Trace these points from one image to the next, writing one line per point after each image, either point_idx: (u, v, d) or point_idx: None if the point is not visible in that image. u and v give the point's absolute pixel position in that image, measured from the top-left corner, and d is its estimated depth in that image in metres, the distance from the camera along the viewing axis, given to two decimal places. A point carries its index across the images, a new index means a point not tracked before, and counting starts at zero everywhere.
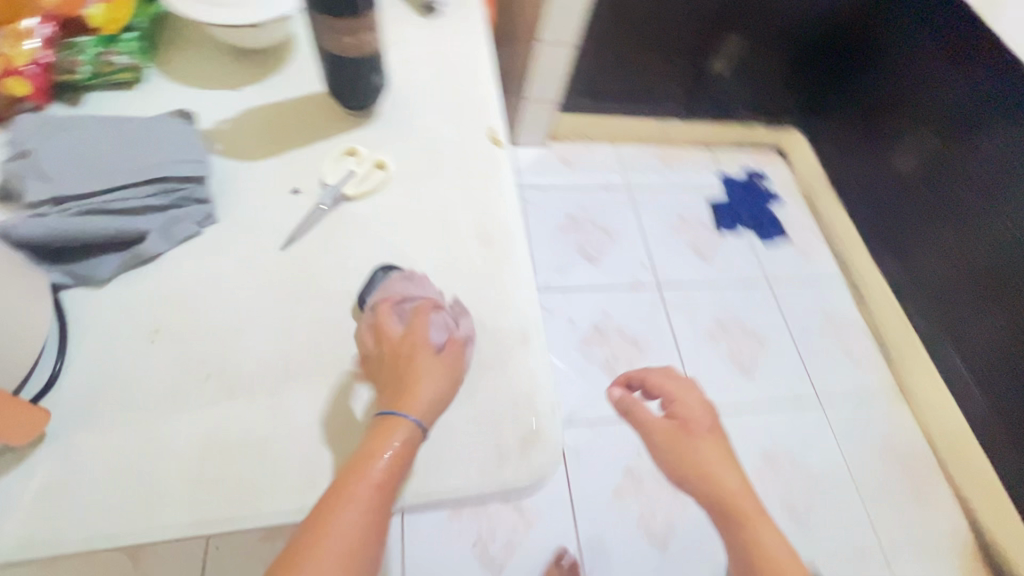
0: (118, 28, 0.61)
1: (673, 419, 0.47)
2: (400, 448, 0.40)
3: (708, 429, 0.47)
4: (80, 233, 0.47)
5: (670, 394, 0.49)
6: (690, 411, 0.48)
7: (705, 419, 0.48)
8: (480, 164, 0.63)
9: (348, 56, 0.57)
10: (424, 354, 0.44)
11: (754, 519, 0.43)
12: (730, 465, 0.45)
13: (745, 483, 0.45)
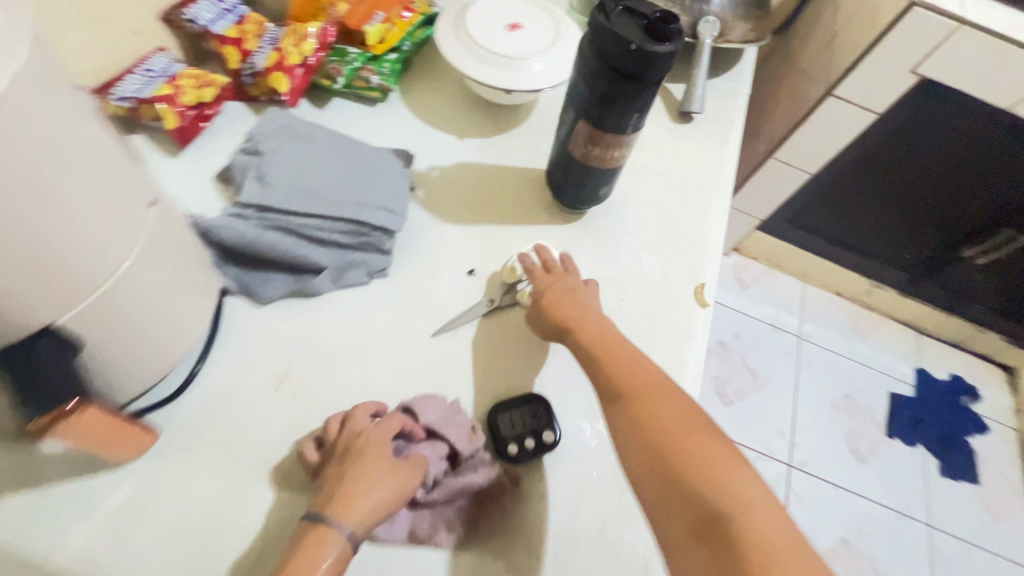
0: (385, 48, 0.61)
1: (544, 297, 0.47)
2: (333, 562, 0.34)
3: (577, 306, 0.46)
4: (263, 249, 0.47)
5: (541, 273, 0.50)
6: (559, 285, 0.49)
7: (579, 295, 0.48)
8: (671, 320, 0.54)
9: (587, 162, 0.50)
10: (377, 455, 0.38)
11: (661, 411, 0.38)
12: (609, 337, 0.44)
13: (651, 383, 0.40)
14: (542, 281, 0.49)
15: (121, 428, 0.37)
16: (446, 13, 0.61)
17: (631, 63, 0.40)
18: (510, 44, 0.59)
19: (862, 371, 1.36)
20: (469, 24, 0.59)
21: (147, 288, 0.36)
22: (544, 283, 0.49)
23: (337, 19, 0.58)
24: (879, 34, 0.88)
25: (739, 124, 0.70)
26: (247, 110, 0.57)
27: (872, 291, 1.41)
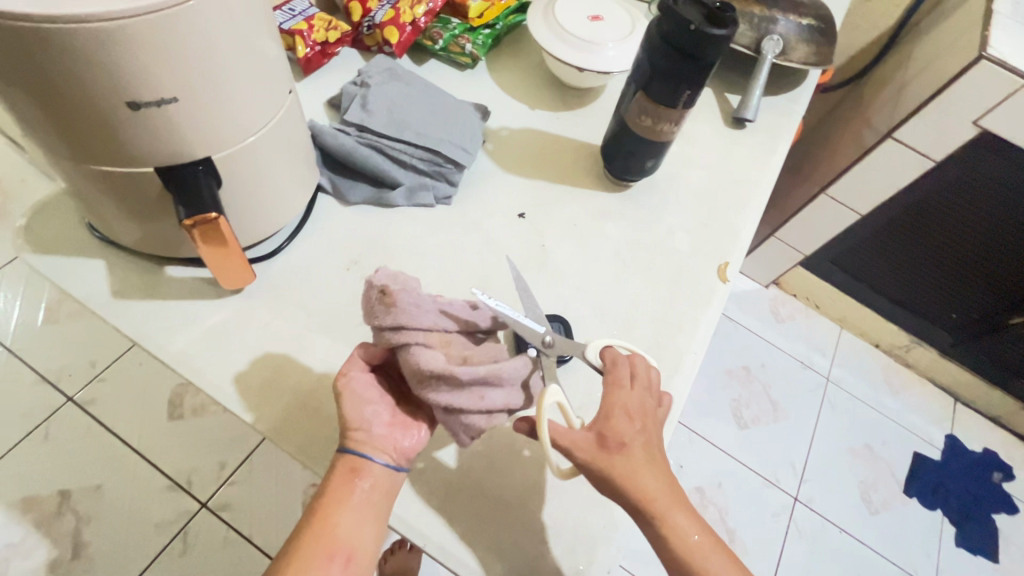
0: (481, 23, 0.70)
1: (621, 454, 0.39)
2: (371, 482, 0.39)
3: (647, 459, 0.40)
4: (355, 158, 0.56)
5: (612, 393, 0.42)
6: (628, 427, 0.40)
7: (651, 431, 0.42)
8: (693, 287, 0.60)
9: (640, 134, 0.57)
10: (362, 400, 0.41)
11: (680, 523, 0.40)
12: (676, 496, 0.41)
13: (672, 508, 0.40)
14: (613, 413, 0.41)
15: (231, 256, 0.44)
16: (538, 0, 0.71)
17: (692, 41, 0.48)
18: (589, 32, 0.67)
19: (889, 425, 1.34)
20: (557, 10, 0.68)
21: (277, 156, 0.46)
22: (618, 417, 0.40)
23: None
24: (943, 83, 0.91)
25: (790, 138, 0.75)
26: (359, 57, 0.68)
27: (910, 348, 1.39)
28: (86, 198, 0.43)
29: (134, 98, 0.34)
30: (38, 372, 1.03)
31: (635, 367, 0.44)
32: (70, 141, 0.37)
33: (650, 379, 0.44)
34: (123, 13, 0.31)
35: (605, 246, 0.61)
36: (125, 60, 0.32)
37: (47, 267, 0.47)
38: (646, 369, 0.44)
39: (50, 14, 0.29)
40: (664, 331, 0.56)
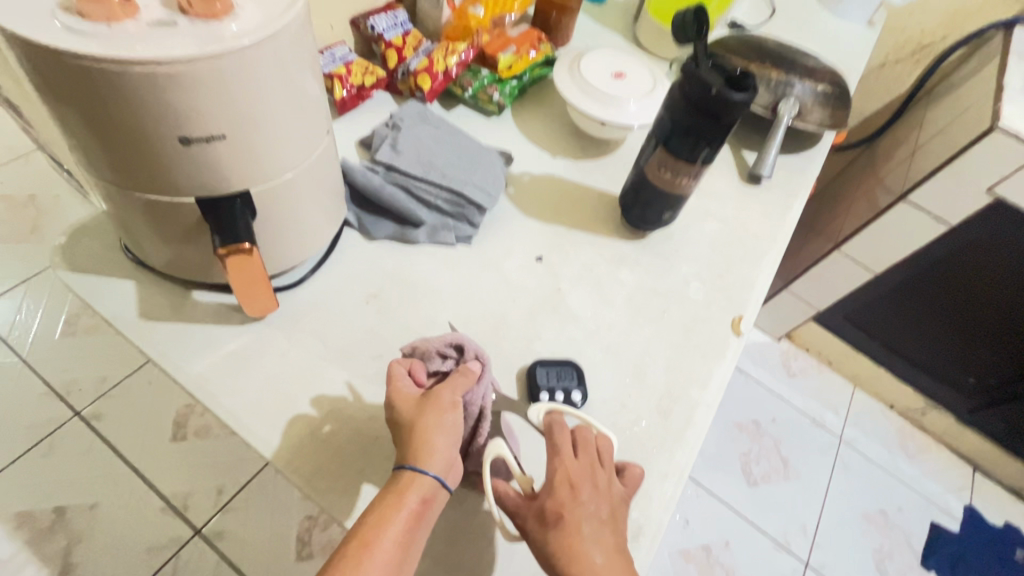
0: (510, 75, 0.74)
1: (559, 526, 0.41)
2: (420, 499, 0.39)
3: (589, 529, 0.41)
4: (381, 196, 0.58)
5: (558, 463, 0.44)
6: (569, 498, 0.42)
7: (597, 503, 0.42)
8: (707, 339, 0.60)
9: (659, 186, 0.59)
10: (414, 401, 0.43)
11: None
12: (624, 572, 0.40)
13: None
14: (556, 485, 0.43)
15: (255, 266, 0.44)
16: (565, 56, 0.74)
17: (714, 104, 0.50)
18: (612, 89, 0.70)
19: (904, 491, 1.29)
20: (581, 66, 0.72)
21: (310, 193, 0.47)
22: (561, 489, 0.42)
23: (479, 46, 0.73)
24: (958, 150, 0.93)
25: (805, 196, 0.77)
26: (392, 100, 0.72)
27: (926, 411, 1.36)
28: (125, 220, 0.45)
29: (185, 133, 0.36)
30: (48, 385, 1.04)
31: (581, 437, 0.46)
32: (118, 167, 0.39)
33: (599, 449, 0.45)
34: (180, 60, 0.33)
35: (620, 292, 0.61)
36: (178, 97, 0.34)
37: (78, 285, 0.49)
38: (595, 443, 0.46)
39: (120, 54, 0.31)
40: (677, 381, 0.56)
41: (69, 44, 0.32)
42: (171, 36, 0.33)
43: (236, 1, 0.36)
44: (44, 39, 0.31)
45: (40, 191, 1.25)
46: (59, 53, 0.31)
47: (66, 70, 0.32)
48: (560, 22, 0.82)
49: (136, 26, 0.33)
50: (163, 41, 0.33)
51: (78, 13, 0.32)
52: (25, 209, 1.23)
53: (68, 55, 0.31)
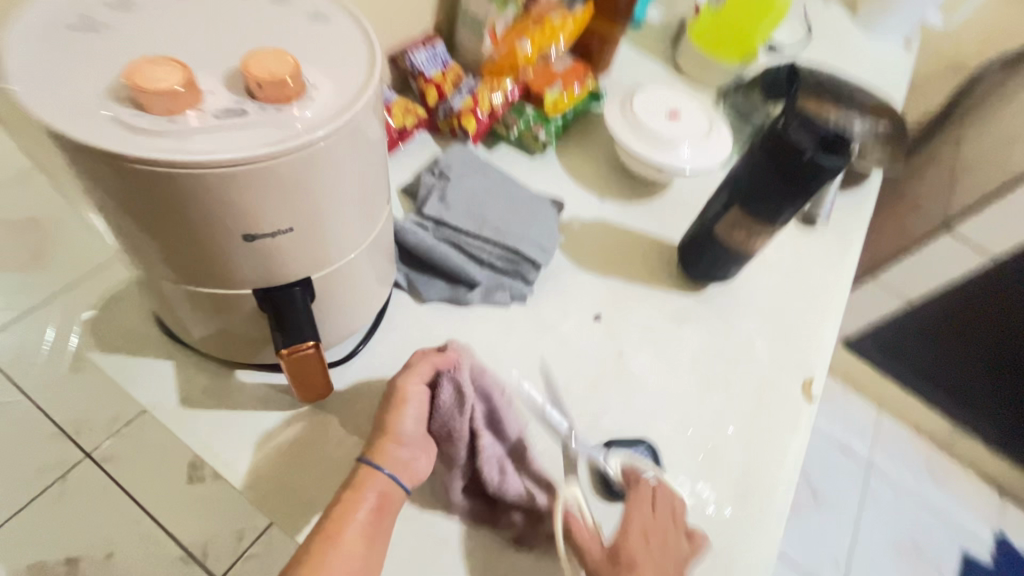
0: (555, 112, 0.70)
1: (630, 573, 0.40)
2: (378, 496, 0.40)
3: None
4: (434, 256, 0.54)
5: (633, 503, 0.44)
6: (642, 547, 0.42)
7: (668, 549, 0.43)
8: (778, 406, 0.57)
9: (731, 244, 0.56)
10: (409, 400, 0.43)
11: None
12: None
13: None
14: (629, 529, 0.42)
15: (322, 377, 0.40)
16: (615, 92, 0.70)
17: (804, 168, 0.46)
18: (667, 130, 0.66)
19: (933, 518, 1.28)
20: (635, 103, 0.68)
21: (368, 269, 0.43)
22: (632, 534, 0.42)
23: (523, 81, 0.68)
24: None
25: (862, 237, 0.74)
26: (432, 140, 0.68)
27: (953, 436, 1.34)
28: (168, 302, 0.41)
29: (252, 230, 0.32)
30: (56, 425, 0.98)
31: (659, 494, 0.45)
32: (167, 259, 0.34)
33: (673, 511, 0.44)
34: (250, 162, 0.28)
35: (684, 354, 0.58)
36: (245, 198, 0.30)
37: (111, 367, 0.44)
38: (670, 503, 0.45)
39: (190, 157, 0.27)
40: (750, 455, 0.53)
41: (127, 143, 0.27)
42: (246, 128, 0.28)
43: (309, 80, 0.31)
44: (96, 141, 0.26)
45: (40, 214, 1.19)
46: (116, 157, 0.26)
47: (118, 175, 0.27)
48: (602, 52, 0.77)
49: (203, 113, 0.28)
50: (234, 135, 0.28)
51: (136, 99, 0.27)
52: (24, 233, 1.17)
53: (127, 159, 0.26)
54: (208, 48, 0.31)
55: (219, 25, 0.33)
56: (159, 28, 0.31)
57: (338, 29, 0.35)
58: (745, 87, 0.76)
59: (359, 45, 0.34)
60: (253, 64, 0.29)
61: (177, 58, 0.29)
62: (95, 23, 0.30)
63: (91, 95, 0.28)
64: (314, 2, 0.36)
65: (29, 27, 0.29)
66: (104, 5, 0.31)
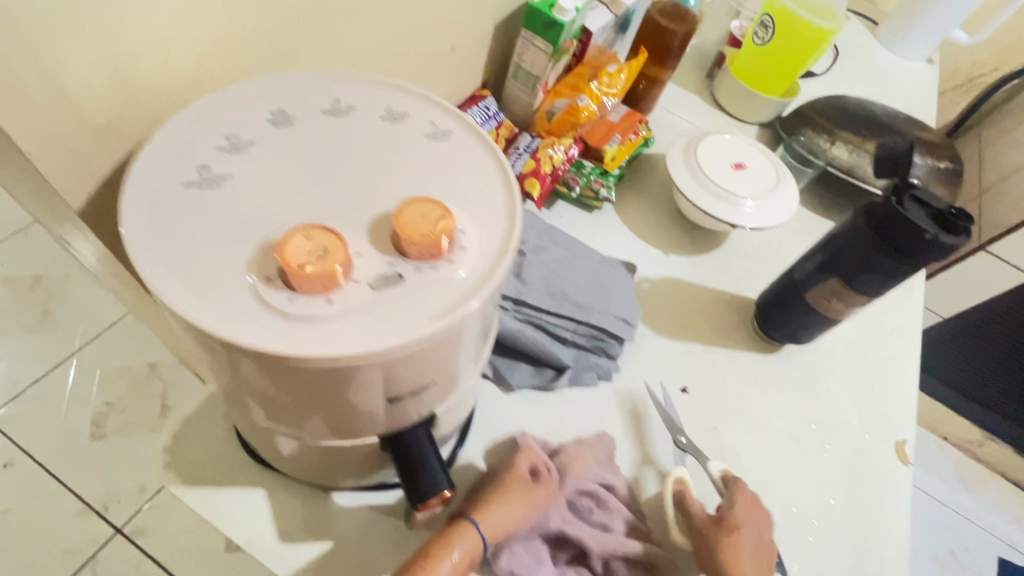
0: (614, 165, 0.67)
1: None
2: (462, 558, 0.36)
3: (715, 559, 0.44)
4: (519, 342, 0.52)
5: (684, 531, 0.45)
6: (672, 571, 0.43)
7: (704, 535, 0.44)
8: (875, 474, 0.55)
9: (822, 310, 0.54)
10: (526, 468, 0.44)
11: None
12: None
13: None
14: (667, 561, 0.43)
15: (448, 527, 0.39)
16: (675, 142, 0.68)
17: (919, 247, 0.44)
18: (733, 182, 0.64)
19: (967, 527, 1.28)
20: (700, 152, 0.66)
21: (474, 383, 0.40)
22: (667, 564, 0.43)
23: (580, 136, 0.66)
24: None
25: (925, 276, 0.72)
26: None
27: (983, 443, 1.34)
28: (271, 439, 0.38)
29: (393, 392, 0.29)
30: (82, 500, 0.95)
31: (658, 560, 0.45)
32: (291, 414, 0.31)
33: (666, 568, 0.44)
34: (410, 345, 0.25)
35: (774, 424, 0.56)
36: (395, 371, 0.27)
37: (198, 502, 0.41)
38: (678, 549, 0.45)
39: (353, 351, 0.23)
40: (859, 532, 0.51)
41: (281, 337, 0.24)
42: (404, 301, 0.26)
43: (457, 227, 0.28)
44: (244, 337, 0.23)
45: (45, 270, 1.13)
46: (269, 355, 0.23)
47: (266, 367, 0.24)
48: (649, 92, 0.74)
49: (356, 287, 0.25)
50: (392, 310, 0.25)
51: (288, 282, 0.24)
52: (32, 293, 1.11)
53: (276, 352, 0.23)
54: (335, 195, 0.28)
55: (339, 161, 0.29)
56: (280, 174, 0.28)
57: (461, 149, 0.32)
58: (798, 126, 0.75)
59: (491, 169, 0.31)
60: (404, 224, 0.26)
61: (320, 224, 0.26)
62: (213, 177, 0.27)
63: (228, 273, 0.25)
64: (428, 114, 0.33)
65: (143, 189, 0.26)
66: (216, 149, 0.28)
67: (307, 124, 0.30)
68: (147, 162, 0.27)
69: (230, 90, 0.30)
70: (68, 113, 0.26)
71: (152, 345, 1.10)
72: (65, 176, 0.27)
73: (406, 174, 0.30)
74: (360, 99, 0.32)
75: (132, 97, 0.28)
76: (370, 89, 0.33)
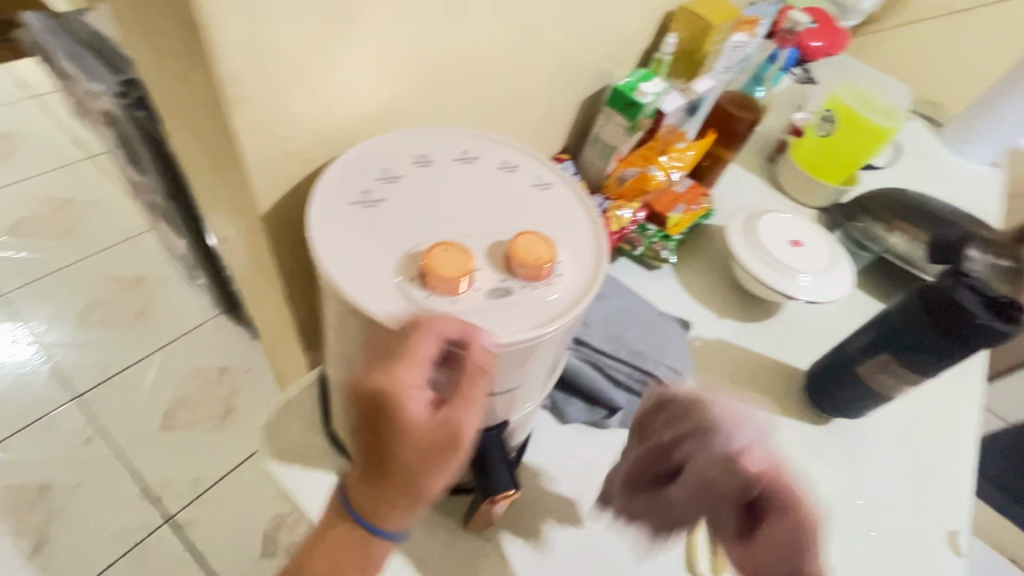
0: (676, 231, 0.73)
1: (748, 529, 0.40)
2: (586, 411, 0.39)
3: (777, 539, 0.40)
4: (577, 379, 0.56)
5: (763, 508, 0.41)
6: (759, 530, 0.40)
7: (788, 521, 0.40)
8: (924, 562, 0.54)
9: (875, 386, 0.56)
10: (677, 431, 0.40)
11: None
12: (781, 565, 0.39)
13: None
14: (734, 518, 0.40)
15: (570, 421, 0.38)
16: (736, 215, 0.73)
17: (975, 331, 0.46)
18: (789, 257, 0.68)
19: None
20: (758, 225, 0.71)
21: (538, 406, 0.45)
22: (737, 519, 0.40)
23: (648, 203, 0.73)
24: None
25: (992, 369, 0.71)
26: None
27: None
28: (358, 427, 0.43)
29: (480, 388, 0.34)
30: (144, 485, 1.02)
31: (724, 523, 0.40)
32: None
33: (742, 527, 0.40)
34: (506, 342, 0.30)
35: (821, 495, 0.56)
36: (487, 367, 0.32)
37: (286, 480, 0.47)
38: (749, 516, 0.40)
39: (465, 337, 0.30)
40: None
41: (410, 319, 0.30)
42: (509, 313, 0.32)
43: (556, 257, 0.34)
44: (388, 318, 0.30)
45: (149, 273, 1.28)
46: (402, 335, 0.30)
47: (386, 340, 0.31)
48: (712, 170, 0.80)
49: (473, 296, 0.32)
50: (498, 317, 0.32)
51: (427, 282, 0.32)
52: (135, 291, 1.25)
53: (402, 328, 0.30)
54: (461, 223, 0.35)
55: (464, 197, 0.37)
56: (421, 204, 0.36)
57: (560, 198, 0.38)
58: (856, 212, 0.79)
59: (584, 217, 0.37)
60: (515, 248, 0.33)
61: (454, 243, 0.33)
62: (372, 200, 0.35)
63: (380, 272, 0.32)
64: (536, 168, 0.40)
65: (321, 203, 0.34)
66: (374, 178, 0.36)
67: (441, 166, 0.38)
68: (328, 182, 0.35)
69: (388, 136, 0.38)
70: (279, 147, 0.34)
71: (227, 350, 1.21)
72: (263, 191, 0.36)
73: (515, 213, 0.36)
74: (483, 150, 0.40)
75: (320, 139, 0.37)
76: (491, 143, 0.40)
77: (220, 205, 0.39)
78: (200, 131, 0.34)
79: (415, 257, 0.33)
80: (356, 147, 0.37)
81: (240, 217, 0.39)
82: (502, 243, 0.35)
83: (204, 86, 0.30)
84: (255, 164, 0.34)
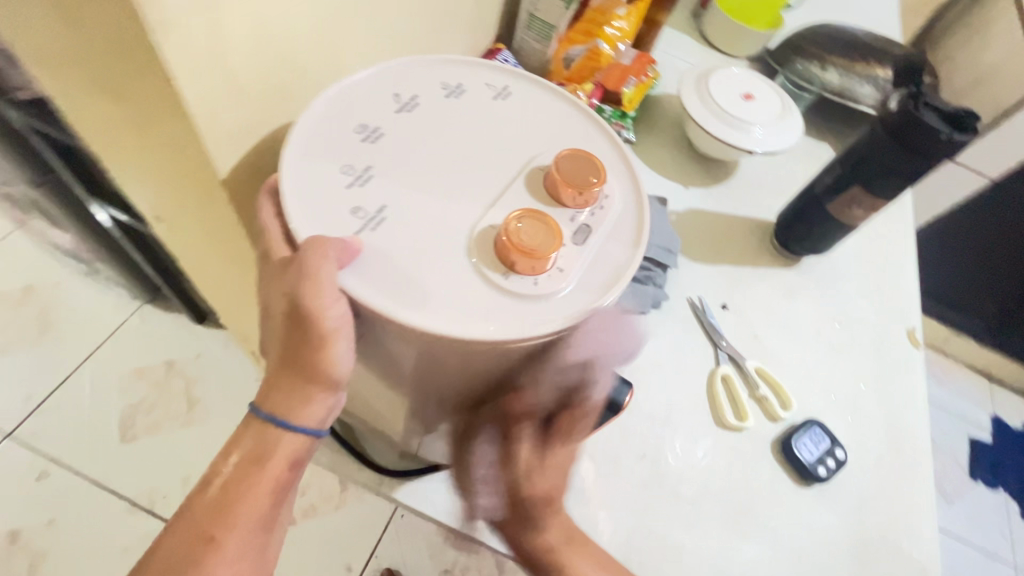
0: (631, 107, 0.71)
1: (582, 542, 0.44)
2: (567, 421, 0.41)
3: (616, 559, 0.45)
4: None
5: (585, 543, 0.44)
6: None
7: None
8: (895, 359, 0.62)
9: (846, 220, 0.59)
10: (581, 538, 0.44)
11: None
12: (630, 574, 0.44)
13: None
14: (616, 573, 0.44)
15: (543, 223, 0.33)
16: (688, 75, 0.72)
17: (937, 147, 0.49)
18: (742, 109, 0.68)
19: (944, 416, 1.42)
20: (711, 81, 0.70)
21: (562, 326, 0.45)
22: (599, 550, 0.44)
23: (600, 83, 0.68)
24: None
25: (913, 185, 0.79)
26: None
27: (949, 339, 1.49)
28: (383, 402, 0.41)
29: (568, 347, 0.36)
30: (128, 500, 0.95)
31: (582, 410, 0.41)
32: (430, 382, 0.34)
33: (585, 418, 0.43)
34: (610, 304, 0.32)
35: (806, 328, 0.62)
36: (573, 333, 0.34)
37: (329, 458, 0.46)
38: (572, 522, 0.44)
39: (564, 326, 0.30)
40: (891, 409, 0.58)
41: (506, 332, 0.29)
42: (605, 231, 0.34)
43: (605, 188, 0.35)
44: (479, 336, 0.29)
45: (36, 280, 1.09)
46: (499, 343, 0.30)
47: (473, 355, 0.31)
48: (650, 35, 0.76)
49: (567, 256, 0.32)
50: (592, 267, 0.33)
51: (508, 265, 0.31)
52: (25, 305, 1.07)
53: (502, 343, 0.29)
54: (469, 153, 0.35)
55: (450, 141, 0.35)
56: (411, 163, 0.34)
57: (528, 98, 0.38)
58: (789, 56, 0.79)
59: (562, 100, 0.39)
60: (560, 177, 0.33)
61: (517, 209, 0.33)
62: (360, 173, 0.33)
63: (423, 250, 0.31)
64: (483, 76, 0.38)
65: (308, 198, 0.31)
66: (348, 186, 0.32)
67: (394, 128, 0.35)
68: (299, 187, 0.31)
69: (339, 90, 0.35)
70: (225, 85, 0.28)
71: (164, 342, 1.09)
72: (217, 142, 0.30)
73: (510, 133, 0.36)
74: (415, 86, 0.37)
75: (267, 66, 0.31)
76: (424, 75, 0.37)
77: (166, 167, 0.33)
78: (122, 89, 0.28)
79: (440, 242, 0.32)
80: (306, 113, 0.33)
81: (193, 188, 0.34)
82: (534, 168, 0.35)
83: (113, 15, 0.23)
84: (204, 113, 0.28)
